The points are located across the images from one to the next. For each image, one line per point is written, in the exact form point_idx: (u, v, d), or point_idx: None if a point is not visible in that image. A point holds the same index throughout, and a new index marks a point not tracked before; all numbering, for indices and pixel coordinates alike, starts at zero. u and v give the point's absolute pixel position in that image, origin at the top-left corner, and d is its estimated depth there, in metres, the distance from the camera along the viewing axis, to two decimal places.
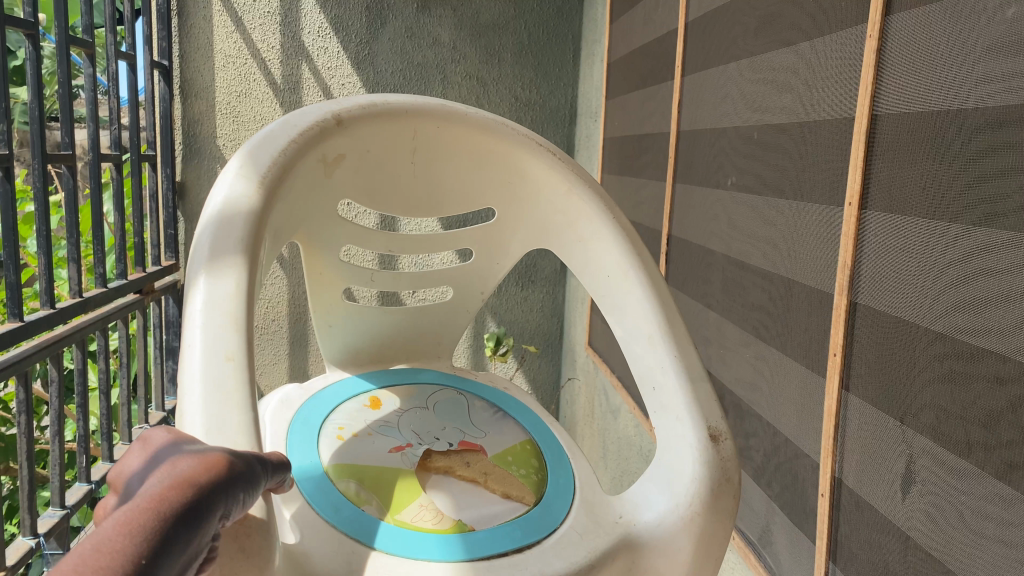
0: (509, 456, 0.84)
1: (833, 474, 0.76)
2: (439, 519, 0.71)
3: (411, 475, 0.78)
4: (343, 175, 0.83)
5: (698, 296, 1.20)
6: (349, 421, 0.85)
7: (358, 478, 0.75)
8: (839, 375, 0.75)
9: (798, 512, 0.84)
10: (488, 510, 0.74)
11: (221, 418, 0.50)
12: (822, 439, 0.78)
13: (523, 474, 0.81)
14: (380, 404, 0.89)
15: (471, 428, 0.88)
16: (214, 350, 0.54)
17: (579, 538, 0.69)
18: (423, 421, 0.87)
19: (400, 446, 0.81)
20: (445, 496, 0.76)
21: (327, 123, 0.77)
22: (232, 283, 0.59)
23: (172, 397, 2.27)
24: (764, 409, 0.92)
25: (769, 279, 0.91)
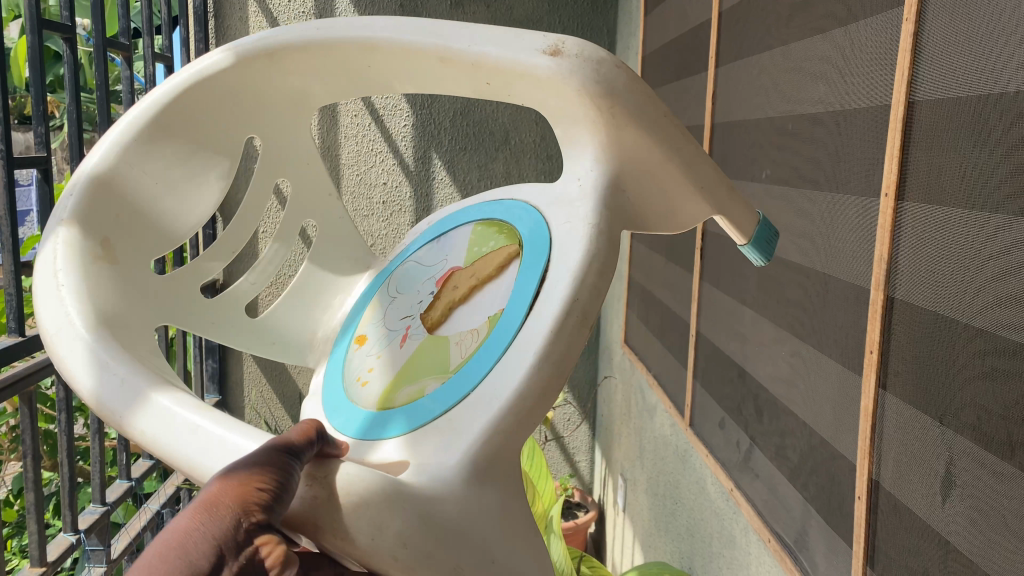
0: (473, 245, 0.63)
1: (870, 476, 0.73)
2: (478, 335, 0.53)
3: (432, 342, 0.57)
4: (128, 252, 0.60)
5: (731, 292, 1.16)
6: (354, 372, 0.61)
7: (397, 390, 0.54)
8: (876, 373, 0.72)
9: (835, 516, 0.80)
10: (504, 288, 0.55)
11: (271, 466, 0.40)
12: (858, 439, 0.74)
13: (497, 240, 0.61)
14: (365, 333, 0.65)
15: (426, 253, 0.68)
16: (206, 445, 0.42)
17: (571, 224, 0.53)
18: (397, 305, 0.64)
19: (402, 337, 0.60)
20: (468, 319, 0.56)
21: (61, 231, 0.55)
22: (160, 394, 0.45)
23: (212, 394, 2.32)
24: (801, 408, 0.89)
25: (804, 274, 0.88)
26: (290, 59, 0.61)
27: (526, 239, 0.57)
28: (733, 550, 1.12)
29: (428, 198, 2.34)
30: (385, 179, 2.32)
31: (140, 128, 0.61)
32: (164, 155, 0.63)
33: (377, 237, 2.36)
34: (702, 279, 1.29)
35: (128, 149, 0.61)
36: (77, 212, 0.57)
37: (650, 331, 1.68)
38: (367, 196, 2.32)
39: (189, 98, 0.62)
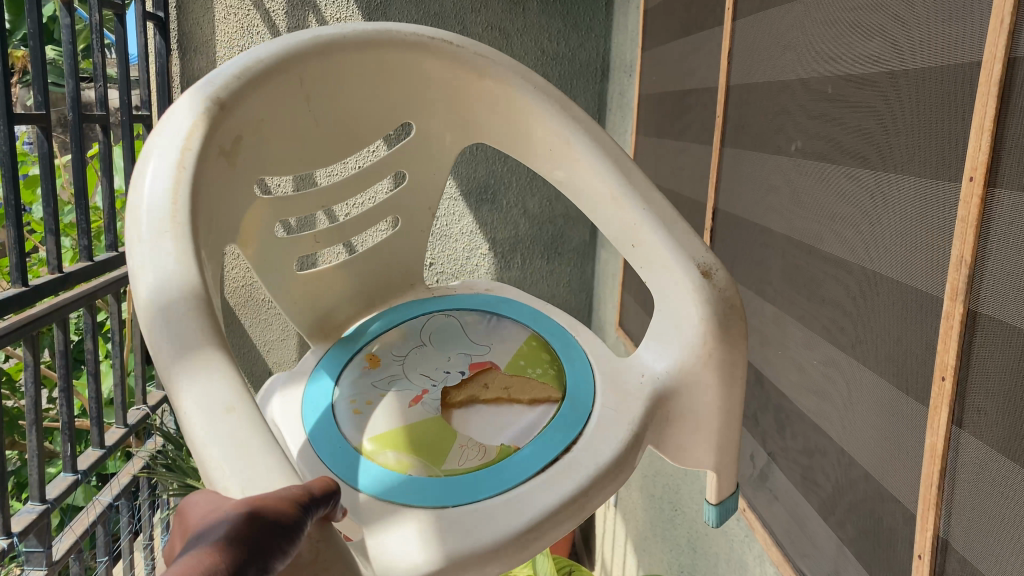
0: (519, 360, 0.84)
1: (935, 533, 0.58)
2: (484, 453, 0.70)
3: (440, 419, 0.75)
4: (246, 155, 0.75)
5: (746, 282, 1.01)
6: (358, 392, 0.79)
7: (398, 448, 0.70)
8: (949, 406, 0.56)
9: (880, 567, 0.66)
10: (524, 423, 0.74)
11: (253, 469, 0.44)
12: (919, 482, 0.60)
13: (541, 372, 0.81)
14: (379, 359, 0.85)
15: (474, 347, 0.87)
16: (212, 405, 0.48)
17: (616, 413, 0.72)
18: (425, 358, 0.85)
19: (417, 397, 0.78)
20: (477, 425, 0.74)
21: (208, 110, 0.68)
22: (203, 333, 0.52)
23: None
24: (834, 430, 0.74)
25: (845, 270, 0.73)
26: (467, 61, 0.85)
27: (569, 392, 0.77)
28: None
29: None
30: None
31: (313, 52, 0.77)
32: (297, 92, 0.78)
33: None
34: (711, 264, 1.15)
35: (288, 76, 0.76)
36: (224, 104, 0.70)
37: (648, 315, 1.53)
38: None
39: (338, 54, 0.79)
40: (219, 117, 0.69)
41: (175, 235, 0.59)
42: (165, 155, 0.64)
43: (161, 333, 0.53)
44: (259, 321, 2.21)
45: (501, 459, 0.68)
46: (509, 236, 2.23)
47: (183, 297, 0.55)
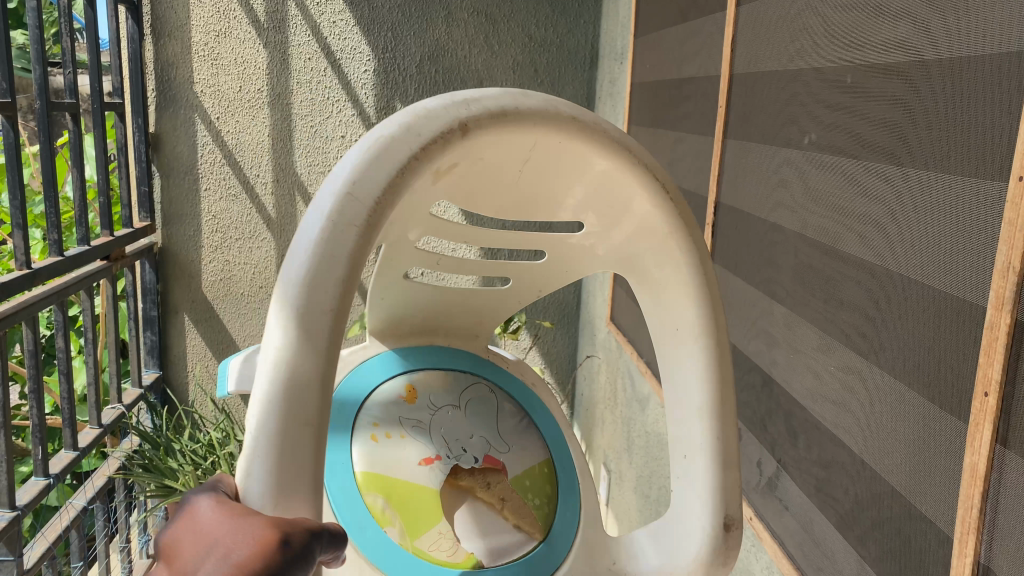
0: (523, 479, 0.81)
1: (974, 561, 0.54)
2: (450, 556, 0.75)
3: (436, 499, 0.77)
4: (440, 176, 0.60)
5: (753, 282, 0.97)
6: (384, 415, 0.80)
7: (388, 493, 0.76)
8: (992, 425, 0.52)
9: None
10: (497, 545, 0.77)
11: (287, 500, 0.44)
12: (958, 504, 0.55)
13: (538, 505, 0.81)
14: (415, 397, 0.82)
15: (498, 439, 0.83)
16: (290, 415, 0.45)
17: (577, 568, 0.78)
18: (452, 425, 0.81)
19: (430, 458, 0.78)
20: (464, 526, 0.77)
21: (440, 142, 0.52)
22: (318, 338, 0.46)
23: (152, 370, 2.13)
24: (857, 442, 0.70)
25: (871, 273, 0.69)
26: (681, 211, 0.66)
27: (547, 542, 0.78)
28: None
29: None
30: (344, 132, 2.08)
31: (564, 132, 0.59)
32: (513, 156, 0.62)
33: None
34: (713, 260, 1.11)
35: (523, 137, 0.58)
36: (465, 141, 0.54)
37: None
38: (323, 150, 2.08)
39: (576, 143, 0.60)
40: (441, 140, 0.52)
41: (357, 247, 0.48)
42: (384, 163, 0.50)
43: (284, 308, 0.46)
44: (240, 315, 2.14)
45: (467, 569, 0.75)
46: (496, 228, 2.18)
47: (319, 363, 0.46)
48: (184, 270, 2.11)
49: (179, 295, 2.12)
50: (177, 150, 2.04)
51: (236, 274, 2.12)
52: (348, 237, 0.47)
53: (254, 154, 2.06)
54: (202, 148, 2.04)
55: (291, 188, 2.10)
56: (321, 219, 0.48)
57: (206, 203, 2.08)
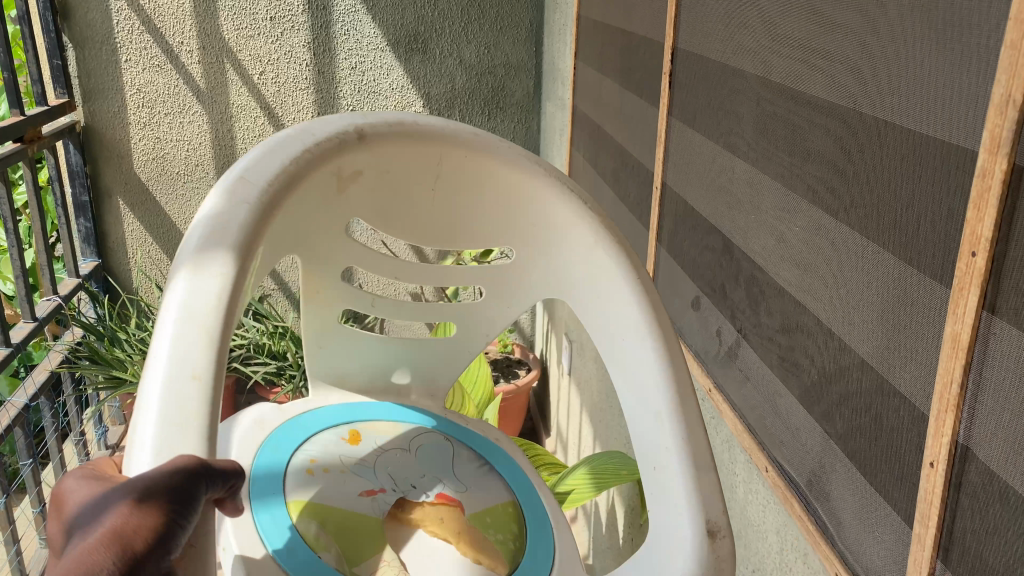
0: (486, 519, 0.82)
1: (954, 439, 0.48)
2: None
3: (379, 529, 0.78)
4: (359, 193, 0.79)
5: (711, 137, 0.88)
6: (322, 453, 0.86)
7: (321, 519, 0.77)
8: (978, 288, 0.45)
9: (878, 471, 0.57)
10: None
11: (174, 443, 0.47)
12: (936, 378, 0.49)
13: (499, 540, 0.80)
14: (359, 440, 0.89)
15: (454, 481, 0.86)
16: (182, 371, 0.51)
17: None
18: (401, 466, 0.87)
19: (372, 491, 0.82)
20: (417, 557, 0.76)
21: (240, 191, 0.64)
22: (186, 340, 0.53)
23: (90, 259, 2.03)
24: (822, 309, 0.64)
25: (839, 119, 0.60)
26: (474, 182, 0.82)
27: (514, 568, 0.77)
28: None
29: (325, 12, 1.93)
30: None
31: (465, 139, 0.80)
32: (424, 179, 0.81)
33: (266, 62, 1.96)
34: (670, 114, 1.01)
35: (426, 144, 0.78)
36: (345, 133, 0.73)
37: (599, 174, 1.40)
38: (249, 11, 1.90)
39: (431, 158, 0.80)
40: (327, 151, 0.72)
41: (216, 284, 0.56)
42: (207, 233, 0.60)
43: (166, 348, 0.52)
44: (177, 196, 2.03)
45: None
46: (444, 90, 2.05)
47: (192, 366, 0.51)
48: (114, 150, 1.96)
49: (111, 178, 1.99)
50: (90, 16, 1.85)
51: (169, 152, 1.99)
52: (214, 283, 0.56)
53: (175, 18, 1.88)
54: (118, 14, 1.86)
55: (219, 53, 1.93)
56: (179, 298, 0.55)
57: (128, 76, 1.91)
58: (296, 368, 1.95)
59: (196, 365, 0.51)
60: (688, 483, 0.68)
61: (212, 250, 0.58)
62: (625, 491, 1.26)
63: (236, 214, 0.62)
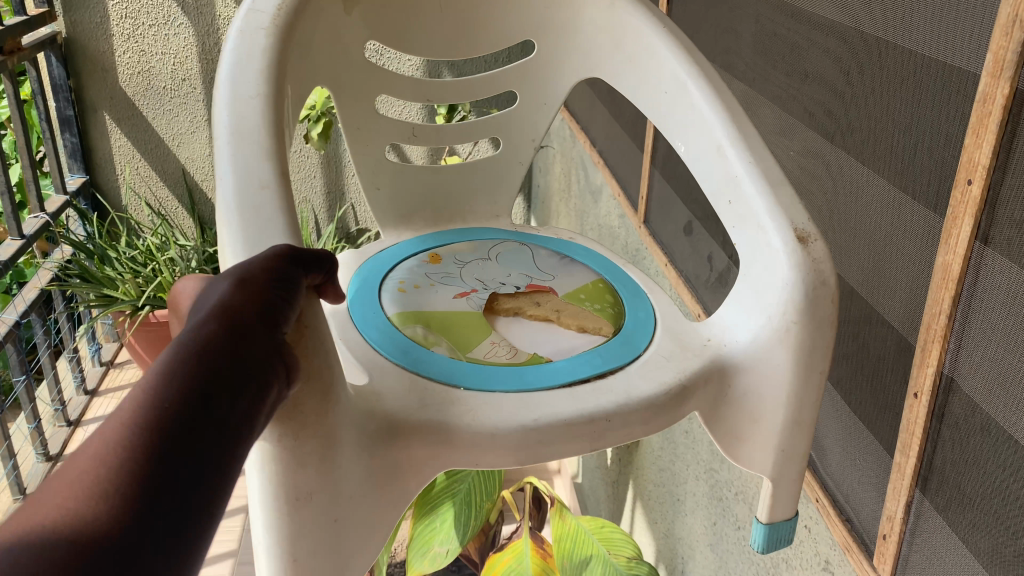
0: (579, 295, 0.69)
1: (939, 371, 0.47)
2: (515, 355, 0.60)
3: (478, 319, 0.64)
4: (372, 10, 0.71)
5: (709, 55, 0.85)
6: (408, 275, 0.71)
7: (423, 323, 0.63)
8: (972, 219, 0.43)
9: (861, 399, 0.57)
10: (567, 346, 0.61)
11: (260, 245, 0.45)
12: (925, 310, 0.48)
13: (598, 309, 0.67)
14: (440, 259, 0.74)
15: (537, 271, 0.73)
16: (248, 180, 0.48)
17: (665, 361, 0.58)
18: (486, 268, 0.73)
19: (465, 293, 0.68)
20: (520, 335, 0.63)
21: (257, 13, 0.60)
22: (251, 155, 0.51)
23: (77, 176, 2.00)
24: (815, 237, 0.62)
25: (840, 39, 0.58)
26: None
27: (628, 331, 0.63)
28: None
29: None
30: None
31: None
32: None
33: None
34: None
35: None
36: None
37: (595, 93, 1.36)
38: None
39: None
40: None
41: (259, 110, 0.54)
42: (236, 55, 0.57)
43: (227, 165, 0.50)
44: (165, 111, 1.98)
45: (528, 366, 0.58)
46: None
47: (256, 177, 0.49)
48: (97, 63, 1.91)
49: (96, 92, 1.95)
50: None
51: (154, 66, 1.93)
52: (257, 107, 0.54)
53: None
54: None
55: None
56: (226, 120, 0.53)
57: None
58: None
59: (258, 176, 0.49)
60: (794, 242, 0.54)
61: (248, 79, 0.56)
62: None
63: (257, 40, 0.58)
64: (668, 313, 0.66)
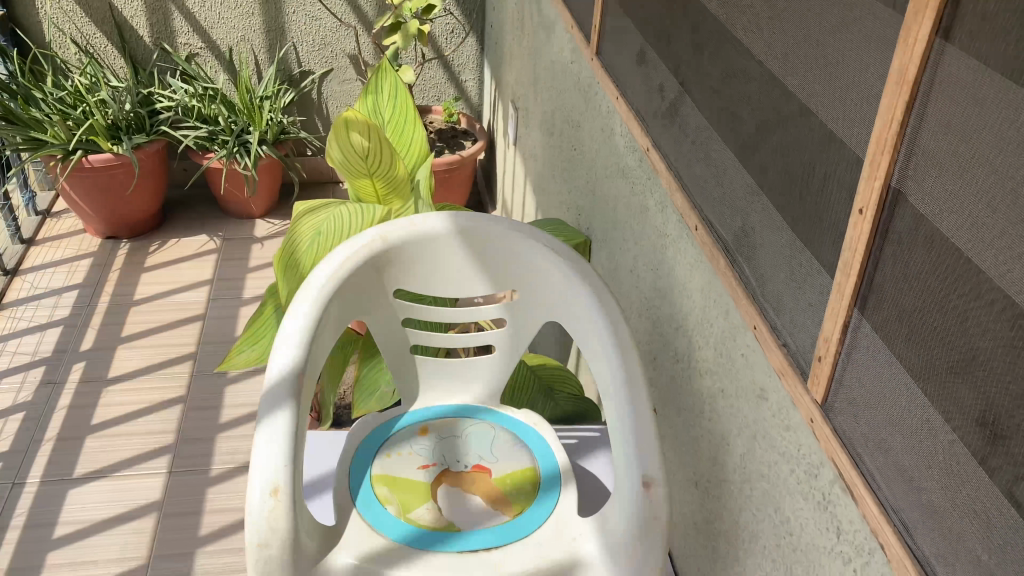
0: (506, 476, 0.87)
1: (887, 185, 0.45)
2: (431, 520, 0.80)
3: (426, 492, 0.84)
4: (405, 274, 0.90)
5: None
6: (404, 442, 0.90)
7: (390, 487, 0.84)
8: (935, 11, 0.40)
9: (806, 223, 0.54)
10: (470, 519, 0.81)
11: (265, 534, 0.66)
12: (876, 119, 0.45)
13: (515, 495, 0.84)
14: (426, 433, 0.92)
15: (487, 454, 0.90)
16: (268, 461, 0.68)
17: (534, 548, 0.78)
18: (451, 444, 0.90)
19: (426, 464, 0.87)
20: (448, 510, 0.82)
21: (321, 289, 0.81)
22: (276, 435, 0.69)
23: None
24: (767, 51, 0.58)
25: None
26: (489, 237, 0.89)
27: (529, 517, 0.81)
28: (645, 225, 0.89)
29: None
30: None
31: None
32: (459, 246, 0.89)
33: None
34: None
35: None
36: (360, 255, 0.85)
37: None
38: None
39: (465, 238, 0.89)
40: (363, 259, 0.86)
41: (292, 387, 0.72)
42: (296, 323, 0.77)
43: (260, 445, 0.69)
44: None
45: (440, 533, 0.79)
46: None
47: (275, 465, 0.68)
48: None
49: None
50: None
51: None
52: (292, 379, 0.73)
53: None
54: None
55: None
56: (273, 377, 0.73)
57: None
58: (229, 135, 1.86)
59: (278, 470, 0.67)
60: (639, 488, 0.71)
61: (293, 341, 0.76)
62: None
63: (313, 311, 0.79)
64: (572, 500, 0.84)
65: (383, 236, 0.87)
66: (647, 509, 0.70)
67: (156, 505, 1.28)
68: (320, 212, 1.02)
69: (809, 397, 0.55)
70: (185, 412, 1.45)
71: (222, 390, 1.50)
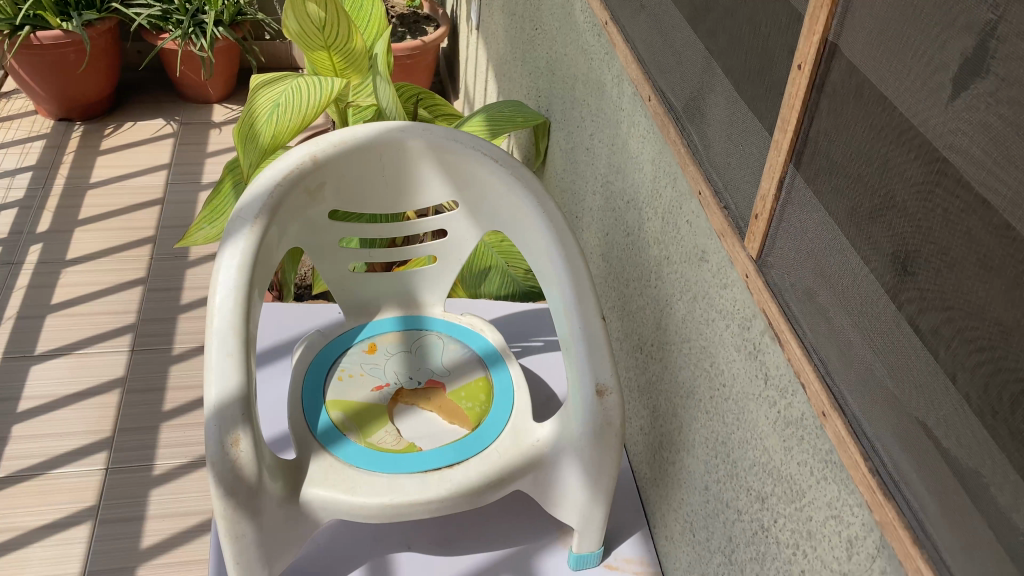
0: (461, 391, 0.81)
1: (825, 39, 0.46)
2: (395, 441, 0.74)
3: (383, 412, 0.78)
4: (342, 189, 0.79)
5: None
6: (348, 361, 0.84)
7: (346, 410, 0.77)
8: None
9: (750, 85, 0.55)
10: (432, 437, 0.75)
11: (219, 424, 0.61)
12: None
13: (471, 407, 0.79)
14: (376, 350, 0.85)
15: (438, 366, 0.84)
16: (220, 346, 0.64)
17: (498, 456, 0.72)
18: (406, 360, 0.84)
19: (381, 384, 0.81)
20: (407, 428, 0.76)
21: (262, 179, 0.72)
22: (227, 328, 0.65)
23: None
24: None
25: None
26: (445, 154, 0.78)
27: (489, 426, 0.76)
28: (601, 101, 0.90)
29: None
30: None
31: None
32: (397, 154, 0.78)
33: None
34: None
35: None
36: (313, 164, 0.74)
37: None
38: None
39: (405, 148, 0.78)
40: (295, 181, 0.73)
41: (237, 289, 0.66)
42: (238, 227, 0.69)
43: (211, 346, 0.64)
44: None
45: (404, 452, 0.73)
46: None
47: (226, 391, 0.62)
48: None
49: None
50: None
51: None
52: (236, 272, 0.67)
53: None
54: None
55: None
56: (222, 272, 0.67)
57: None
58: (183, 14, 1.80)
59: (230, 345, 0.64)
60: (592, 397, 0.71)
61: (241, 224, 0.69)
62: (523, 140, 1.28)
63: (256, 199, 0.71)
64: (526, 408, 0.78)
65: (338, 139, 0.75)
66: (601, 415, 0.70)
67: (119, 382, 1.30)
68: (278, 85, 1.01)
69: (745, 254, 0.58)
70: (146, 292, 1.46)
71: (183, 273, 1.51)
